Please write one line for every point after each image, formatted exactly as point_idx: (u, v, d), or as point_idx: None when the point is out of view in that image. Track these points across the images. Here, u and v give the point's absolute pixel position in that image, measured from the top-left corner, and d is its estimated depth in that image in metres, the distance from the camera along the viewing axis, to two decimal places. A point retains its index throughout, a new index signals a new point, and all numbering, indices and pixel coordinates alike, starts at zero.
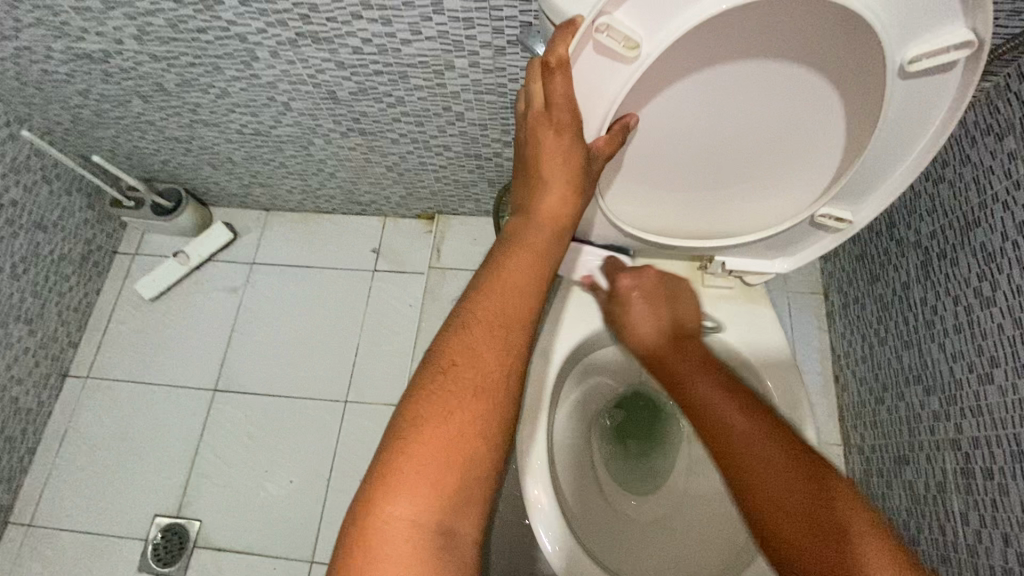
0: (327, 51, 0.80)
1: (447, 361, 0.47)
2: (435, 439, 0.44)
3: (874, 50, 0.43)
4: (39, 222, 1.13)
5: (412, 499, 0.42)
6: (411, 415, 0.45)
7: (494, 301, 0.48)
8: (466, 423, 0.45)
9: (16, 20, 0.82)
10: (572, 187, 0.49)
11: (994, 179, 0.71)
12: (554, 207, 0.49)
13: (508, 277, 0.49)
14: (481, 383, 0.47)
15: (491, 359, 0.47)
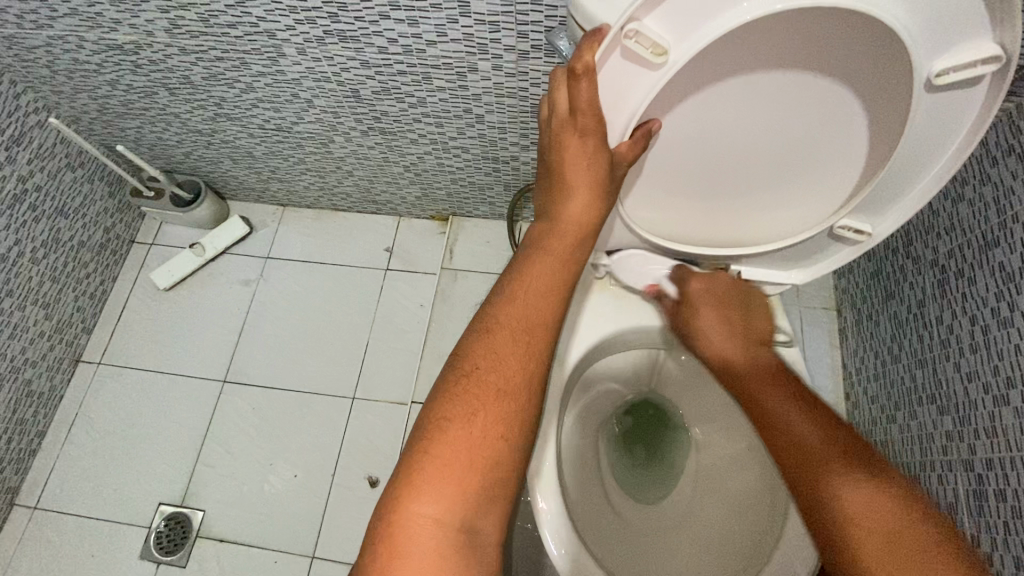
0: (353, 50, 0.81)
1: (471, 364, 0.48)
2: (461, 439, 0.44)
3: (901, 62, 0.42)
4: (61, 209, 1.15)
5: (438, 500, 0.42)
6: (434, 418, 0.45)
7: (518, 306, 0.49)
8: (488, 427, 0.45)
9: (52, 10, 0.84)
10: (595, 193, 0.49)
11: (1014, 199, 0.71)
12: (577, 212, 0.50)
13: (530, 283, 0.50)
14: (503, 386, 0.47)
15: (514, 361, 0.47)
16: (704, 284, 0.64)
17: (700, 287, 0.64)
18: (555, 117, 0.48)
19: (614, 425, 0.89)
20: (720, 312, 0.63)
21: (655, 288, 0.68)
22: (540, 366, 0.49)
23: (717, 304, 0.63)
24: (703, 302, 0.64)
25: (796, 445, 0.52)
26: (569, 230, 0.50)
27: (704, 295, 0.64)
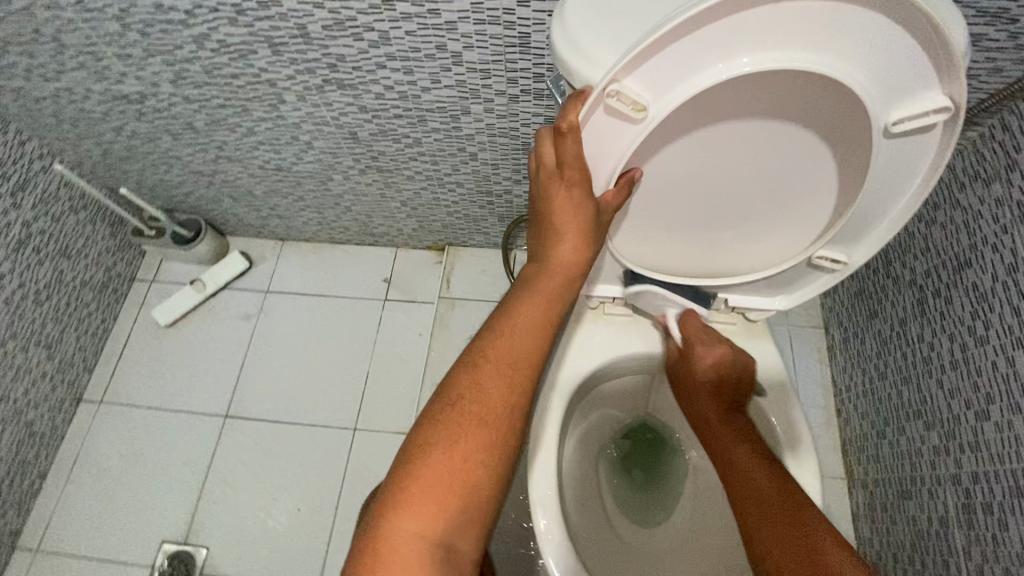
0: (351, 96, 0.85)
1: (460, 387, 0.50)
2: (446, 460, 0.47)
3: (858, 110, 0.46)
4: (64, 250, 1.17)
5: (418, 518, 0.45)
6: (420, 444, 0.48)
7: (511, 335, 0.52)
8: (470, 452, 0.48)
9: (61, 64, 0.88)
10: (581, 238, 0.52)
11: (983, 223, 0.75)
12: (565, 256, 0.53)
13: (521, 319, 0.53)
14: (485, 415, 0.49)
15: (500, 389, 0.50)
16: (702, 348, 0.69)
17: (699, 352, 0.69)
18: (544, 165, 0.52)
19: (612, 449, 0.90)
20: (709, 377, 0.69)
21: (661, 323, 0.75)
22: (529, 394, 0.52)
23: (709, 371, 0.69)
24: (692, 367, 0.70)
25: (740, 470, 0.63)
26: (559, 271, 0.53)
27: (701, 358, 0.69)
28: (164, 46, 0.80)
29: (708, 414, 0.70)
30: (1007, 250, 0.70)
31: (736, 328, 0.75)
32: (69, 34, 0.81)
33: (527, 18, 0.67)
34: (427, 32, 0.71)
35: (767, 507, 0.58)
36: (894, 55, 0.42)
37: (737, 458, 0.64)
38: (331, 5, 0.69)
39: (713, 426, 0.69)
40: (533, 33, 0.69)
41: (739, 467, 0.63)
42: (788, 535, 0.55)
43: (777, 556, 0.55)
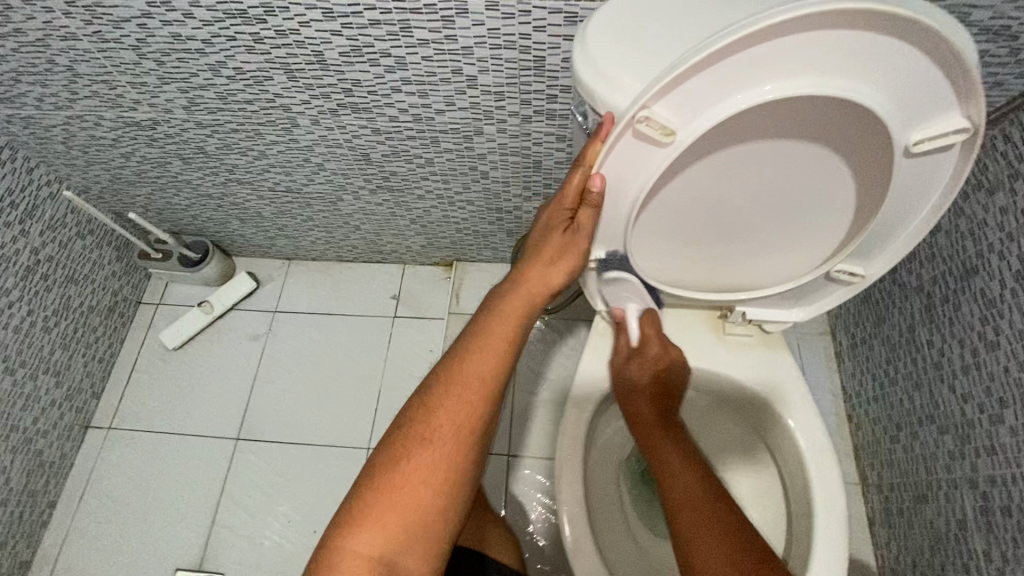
0: (365, 119, 0.86)
1: (413, 418, 0.54)
2: (398, 488, 0.51)
3: (878, 131, 0.48)
4: (72, 276, 1.17)
5: (370, 532, 0.49)
6: (376, 464, 0.53)
7: (472, 365, 0.55)
8: (418, 472, 0.51)
9: (73, 93, 0.88)
10: (559, 264, 0.59)
11: (988, 231, 0.77)
12: (542, 276, 0.58)
13: (488, 339, 0.56)
14: (436, 435, 0.53)
15: (449, 421, 0.53)
16: (659, 348, 0.71)
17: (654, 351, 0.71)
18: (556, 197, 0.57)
19: (631, 461, 0.90)
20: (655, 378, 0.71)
21: (621, 315, 0.71)
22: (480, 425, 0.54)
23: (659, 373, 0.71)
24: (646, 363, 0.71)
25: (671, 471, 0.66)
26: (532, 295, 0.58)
27: (655, 359, 0.71)
28: (179, 74, 0.81)
29: (648, 415, 0.71)
30: (1015, 257, 0.72)
31: (753, 341, 0.75)
32: (83, 64, 0.81)
33: (542, 42, 0.69)
34: (443, 57, 0.73)
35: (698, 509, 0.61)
36: (916, 81, 0.43)
37: (672, 462, 0.66)
38: (349, 33, 0.71)
39: (652, 428, 0.70)
40: (547, 56, 0.70)
41: (675, 472, 0.65)
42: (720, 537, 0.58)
43: (711, 555, 0.57)
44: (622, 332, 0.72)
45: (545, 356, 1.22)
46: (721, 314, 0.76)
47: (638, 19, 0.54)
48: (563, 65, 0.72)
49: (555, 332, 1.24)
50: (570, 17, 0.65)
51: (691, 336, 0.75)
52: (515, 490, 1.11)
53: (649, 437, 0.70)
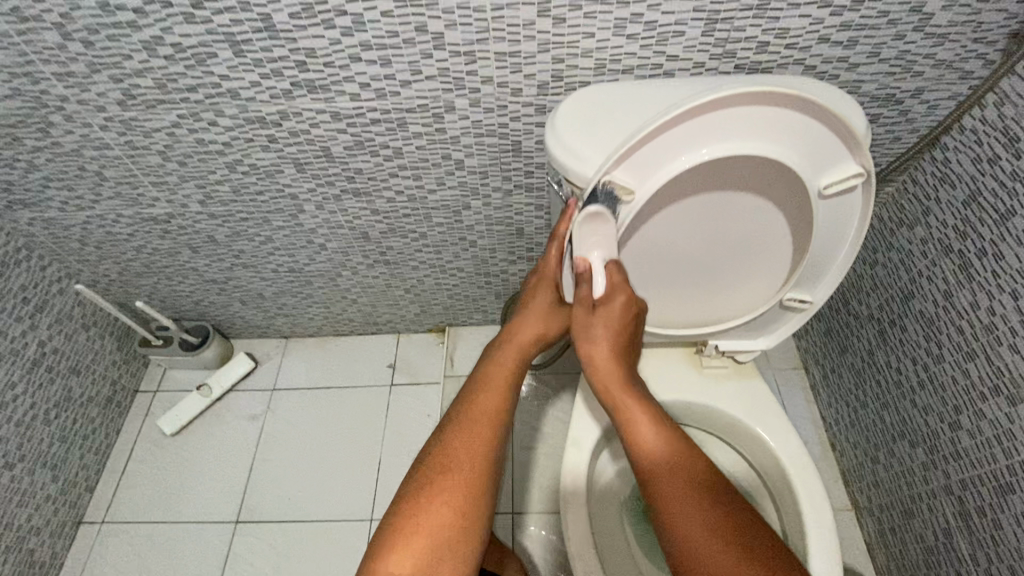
0: (365, 202, 0.97)
1: (433, 455, 0.60)
2: (428, 512, 0.55)
3: (796, 181, 0.60)
4: (75, 367, 1.20)
5: (405, 551, 0.53)
6: (416, 489, 0.57)
7: (479, 406, 0.63)
8: (452, 498, 0.56)
9: (97, 195, 0.97)
10: (541, 321, 0.69)
11: (915, 259, 0.89)
12: (527, 332, 0.68)
13: (490, 385, 0.65)
14: (465, 464, 0.58)
15: (466, 453, 0.59)
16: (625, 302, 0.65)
17: (623, 303, 0.65)
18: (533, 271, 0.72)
19: (633, 500, 0.92)
20: (618, 335, 0.67)
21: (584, 265, 0.65)
22: (493, 457, 0.60)
23: (621, 330, 0.66)
24: (606, 319, 0.66)
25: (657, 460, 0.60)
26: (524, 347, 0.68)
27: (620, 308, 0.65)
28: (198, 172, 0.92)
29: (613, 373, 0.66)
30: (940, 279, 0.84)
31: (728, 370, 0.83)
32: (111, 169, 0.92)
33: (518, 129, 0.82)
34: (434, 146, 0.85)
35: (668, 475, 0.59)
36: (814, 141, 0.56)
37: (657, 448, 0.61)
38: (353, 130, 0.83)
39: (613, 383, 0.66)
40: (523, 140, 0.83)
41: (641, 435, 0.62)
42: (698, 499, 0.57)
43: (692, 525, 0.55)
44: (585, 281, 0.65)
45: (542, 411, 1.27)
46: (697, 350, 0.84)
47: (595, 110, 0.67)
48: (537, 146, 0.84)
49: (550, 388, 1.30)
50: (540, 108, 0.78)
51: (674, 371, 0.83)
52: (521, 548, 1.11)
53: (613, 395, 0.66)
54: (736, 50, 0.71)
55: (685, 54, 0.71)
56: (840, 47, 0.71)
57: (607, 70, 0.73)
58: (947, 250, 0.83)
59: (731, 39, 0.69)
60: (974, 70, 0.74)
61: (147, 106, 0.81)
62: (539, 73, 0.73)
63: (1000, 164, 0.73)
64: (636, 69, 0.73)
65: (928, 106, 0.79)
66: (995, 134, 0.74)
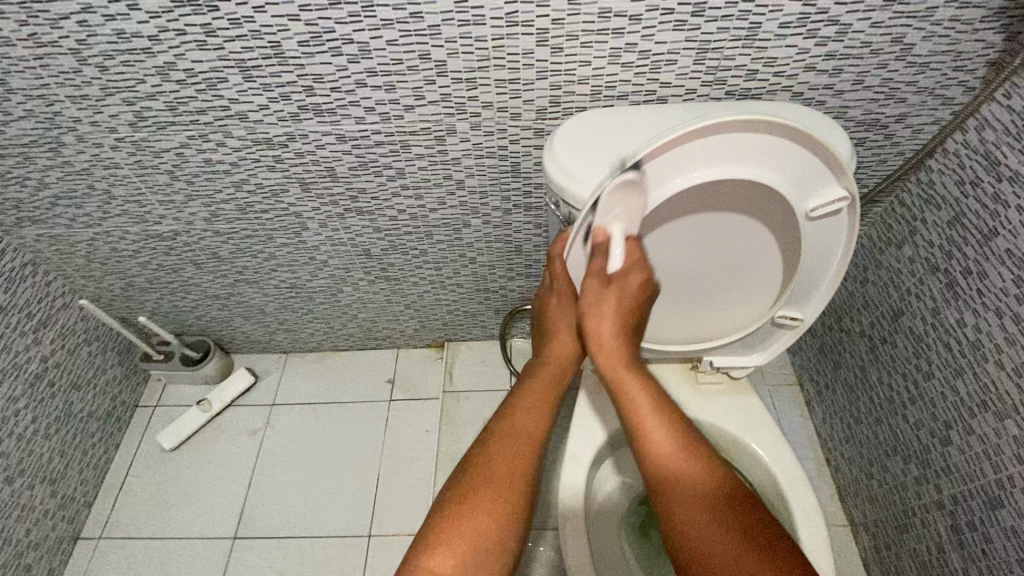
0: (368, 221, 0.99)
1: (467, 463, 0.61)
2: (467, 519, 0.56)
3: (785, 203, 0.62)
4: (76, 382, 1.20)
5: (444, 556, 0.53)
6: (456, 496, 0.58)
7: (516, 421, 0.64)
8: (491, 508, 0.57)
9: (105, 212, 1.00)
10: (570, 337, 0.70)
11: (905, 278, 0.91)
12: (557, 349, 0.70)
13: (526, 400, 0.66)
14: (504, 475, 0.59)
15: (501, 462, 0.60)
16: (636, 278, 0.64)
17: (636, 281, 0.64)
18: (546, 286, 0.72)
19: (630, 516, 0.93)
20: (626, 315, 0.64)
21: (604, 235, 0.62)
22: (529, 468, 0.61)
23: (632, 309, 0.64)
24: (619, 292, 0.64)
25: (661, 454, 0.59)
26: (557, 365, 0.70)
27: (629, 286, 0.63)
28: (205, 191, 0.94)
29: (620, 355, 0.64)
30: (928, 297, 0.86)
31: (724, 387, 0.84)
32: (120, 188, 0.94)
33: (518, 151, 0.84)
34: (436, 167, 0.88)
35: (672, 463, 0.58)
36: (801, 166, 0.59)
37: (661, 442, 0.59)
38: (358, 151, 0.85)
39: (619, 366, 0.63)
40: (523, 161, 0.86)
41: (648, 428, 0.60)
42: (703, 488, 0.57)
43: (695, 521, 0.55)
44: (601, 254, 0.62)
45: None
46: (692, 366, 0.85)
47: (592, 135, 0.69)
48: (536, 167, 0.87)
49: None
50: (538, 132, 0.81)
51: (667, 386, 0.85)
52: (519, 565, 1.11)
53: (618, 377, 0.63)
54: (726, 78, 0.74)
55: (677, 81, 0.74)
56: (826, 74, 0.74)
57: (602, 96, 0.76)
58: (934, 269, 0.85)
59: (722, 67, 0.72)
60: (955, 96, 0.77)
61: (158, 127, 0.83)
62: (538, 98, 0.76)
63: (982, 186, 0.76)
64: (631, 95, 0.76)
65: (912, 130, 0.82)
66: (976, 158, 0.76)
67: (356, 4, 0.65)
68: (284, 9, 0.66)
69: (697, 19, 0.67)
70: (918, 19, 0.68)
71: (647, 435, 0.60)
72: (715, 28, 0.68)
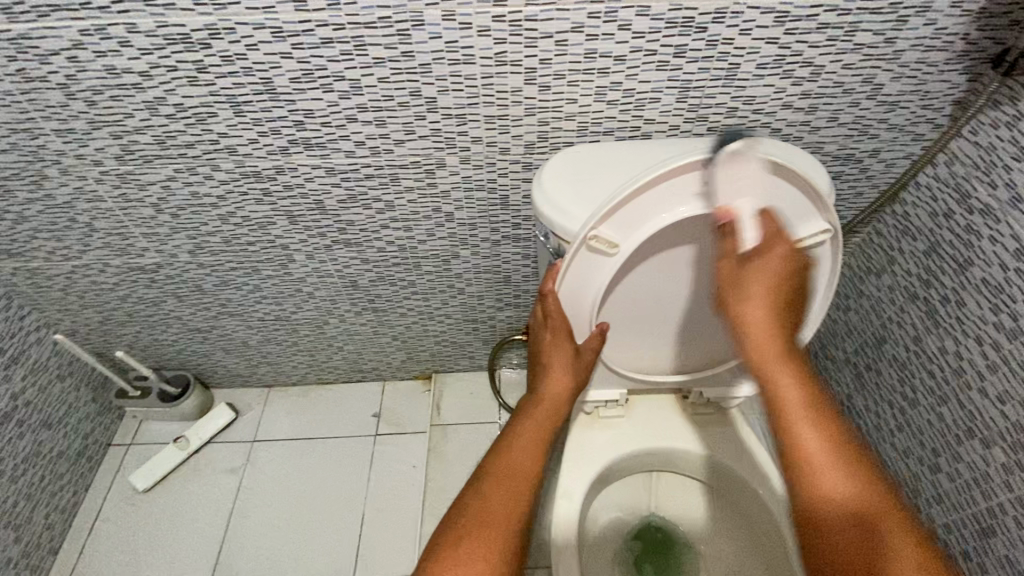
0: (355, 252, 0.99)
1: (466, 506, 0.59)
2: (462, 564, 0.54)
3: None
4: (47, 420, 1.15)
5: None
6: (450, 541, 0.56)
7: (513, 461, 0.63)
8: (488, 551, 0.55)
9: (85, 245, 0.98)
10: (563, 372, 0.70)
11: (885, 306, 0.93)
12: (550, 386, 0.70)
13: (520, 439, 0.65)
14: (500, 518, 0.58)
15: (500, 504, 0.59)
16: (789, 253, 0.55)
17: (778, 262, 0.55)
18: (538, 323, 0.72)
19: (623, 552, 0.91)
20: (770, 296, 0.54)
21: (729, 216, 0.57)
22: (524, 509, 0.60)
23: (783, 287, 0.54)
24: (762, 275, 0.55)
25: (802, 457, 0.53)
26: (554, 402, 0.69)
27: (778, 265, 0.55)
28: (190, 224, 0.93)
29: (770, 341, 0.54)
30: (909, 325, 0.88)
31: (715, 416, 0.85)
32: (103, 221, 0.93)
33: (506, 184, 0.86)
34: (425, 200, 0.89)
35: (819, 462, 0.52)
36: (785, 200, 0.61)
37: (808, 445, 0.53)
38: (347, 184, 0.86)
39: (774, 357, 0.54)
40: (511, 194, 0.87)
41: (798, 429, 0.53)
42: (846, 489, 0.51)
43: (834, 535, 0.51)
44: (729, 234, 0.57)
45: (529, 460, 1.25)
46: (683, 396, 0.86)
47: (580, 168, 0.71)
48: (524, 200, 0.88)
49: None
50: (527, 165, 0.82)
51: (660, 419, 0.85)
52: None
53: (768, 369, 0.54)
54: (707, 115, 0.77)
55: (661, 118, 0.76)
56: (803, 112, 0.77)
57: (589, 131, 0.78)
58: (913, 297, 0.87)
59: (703, 104, 0.75)
60: (924, 133, 0.81)
61: (144, 161, 0.83)
62: (527, 133, 0.78)
63: (955, 218, 0.79)
64: (616, 131, 0.78)
65: (885, 165, 0.86)
66: (948, 191, 0.80)
67: (349, 43, 0.67)
68: (277, 47, 0.67)
69: (679, 59, 0.70)
70: (885, 61, 0.71)
71: (796, 437, 0.53)
72: (696, 68, 0.71)
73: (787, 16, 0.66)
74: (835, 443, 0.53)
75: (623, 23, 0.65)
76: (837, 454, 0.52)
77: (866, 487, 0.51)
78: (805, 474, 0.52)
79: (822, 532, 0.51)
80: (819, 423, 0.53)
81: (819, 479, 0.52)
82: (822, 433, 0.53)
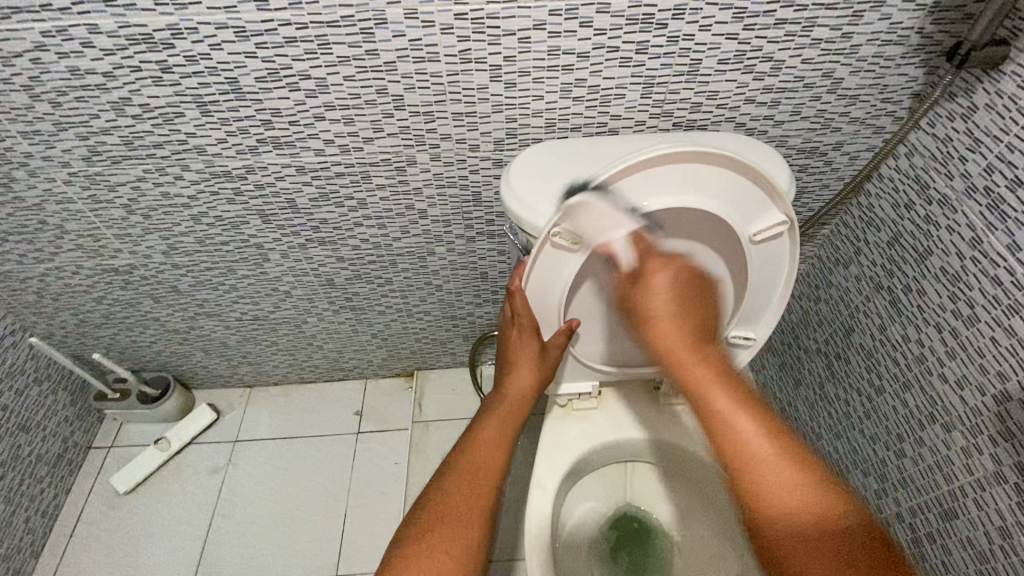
0: (330, 250, 0.99)
1: (432, 501, 0.60)
2: (425, 556, 0.55)
3: (730, 232, 0.66)
4: (24, 424, 1.15)
5: None
6: (415, 536, 0.57)
7: (480, 456, 0.64)
8: (452, 544, 0.56)
9: (57, 247, 0.97)
10: (531, 368, 0.71)
11: (852, 296, 0.95)
12: (518, 382, 0.71)
13: (487, 435, 0.66)
14: (465, 511, 0.59)
15: (464, 497, 0.60)
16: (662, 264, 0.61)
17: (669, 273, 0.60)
18: (507, 320, 0.73)
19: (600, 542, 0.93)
20: (676, 295, 0.59)
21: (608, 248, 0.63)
22: (489, 502, 0.61)
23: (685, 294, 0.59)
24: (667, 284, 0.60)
25: (749, 454, 0.52)
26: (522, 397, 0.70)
27: (660, 275, 0.60)
28: (163, 225, 0.93)
29: (678, 341, 0.58)
30: (874, 314, 0.90)
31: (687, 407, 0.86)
32: (74, 222, 0.92)
33: (478, 180, 0.86)
34: (398, 198, 0.89)
35: (753, 454, 0.52)
36: (742, 196, 0.63)
37: (752, 440, 0.53)
38: (318, 183, 0.86)
39: (687, 354, 0.57)
40: (483, 190, 0.88)
41: (737, 424, 0.54)
42: (805, 488, 0.50)
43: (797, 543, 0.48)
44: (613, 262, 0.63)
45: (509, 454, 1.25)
46: (655, 388, 0.87)
47: (546, 165, 0.72)
48: (496, 197, 0.89)
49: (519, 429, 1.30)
50: (497, 162, 0.83)
51: (632, 410, 0.86)
52: None
53: (686, 366, 0.57)
54: (673, 110, 0.78)
55: (626, 114, 0.78)
56: (766, 106, 0.78)
57: (557, 127, 0.79)
58: (877, 287, 0.89)
59: (668, 100, 0.76)
60: (885, 126, 0.83)
61: (113, 161, 0.82)
62: (495, 130, 0.79)
63: (915, 209, 0.81)
64: (583, 127, 0.79)
65: (849, 157, 0.87)
66: (908, 183, 0.82)
67: (313, 42, 0.67)
68: (242, 47, 0.68)
69: (641, 56, 0.71)
70: (844, 56, 0.73)
71: (731, 432, 0.54)
72: (659, 64, 0.72)
73: (745, 13, 0.67)
74: (775, 438, 0.53)
75: (584, 20, 0.66)
76: (781, 446, 0.52)
77: (828, 487, 0.50)
78: (749, 473, 0.52)
79: (784, 540, 0.49)
80: (755, 416, 0.54)
81: (772, 473, 0.51)
82: (761, 428, 0.53)
